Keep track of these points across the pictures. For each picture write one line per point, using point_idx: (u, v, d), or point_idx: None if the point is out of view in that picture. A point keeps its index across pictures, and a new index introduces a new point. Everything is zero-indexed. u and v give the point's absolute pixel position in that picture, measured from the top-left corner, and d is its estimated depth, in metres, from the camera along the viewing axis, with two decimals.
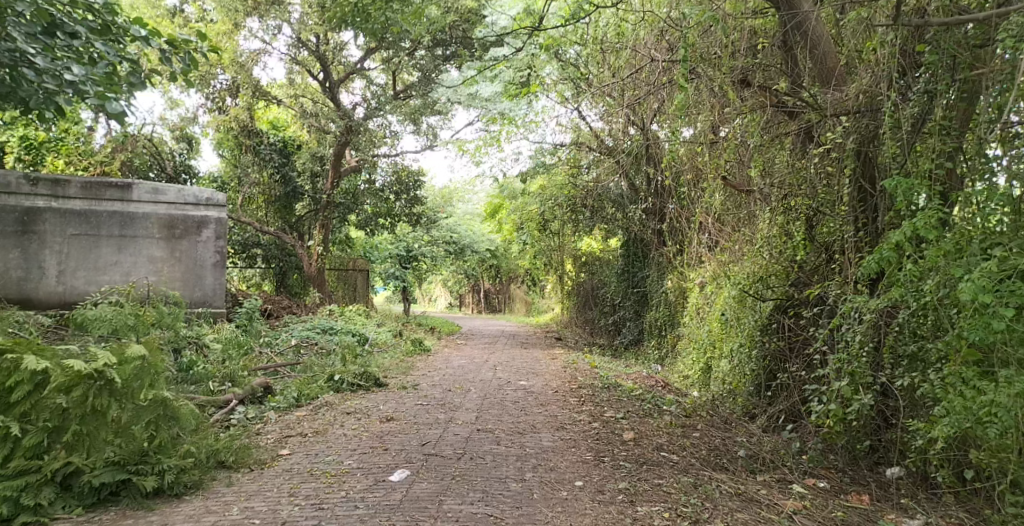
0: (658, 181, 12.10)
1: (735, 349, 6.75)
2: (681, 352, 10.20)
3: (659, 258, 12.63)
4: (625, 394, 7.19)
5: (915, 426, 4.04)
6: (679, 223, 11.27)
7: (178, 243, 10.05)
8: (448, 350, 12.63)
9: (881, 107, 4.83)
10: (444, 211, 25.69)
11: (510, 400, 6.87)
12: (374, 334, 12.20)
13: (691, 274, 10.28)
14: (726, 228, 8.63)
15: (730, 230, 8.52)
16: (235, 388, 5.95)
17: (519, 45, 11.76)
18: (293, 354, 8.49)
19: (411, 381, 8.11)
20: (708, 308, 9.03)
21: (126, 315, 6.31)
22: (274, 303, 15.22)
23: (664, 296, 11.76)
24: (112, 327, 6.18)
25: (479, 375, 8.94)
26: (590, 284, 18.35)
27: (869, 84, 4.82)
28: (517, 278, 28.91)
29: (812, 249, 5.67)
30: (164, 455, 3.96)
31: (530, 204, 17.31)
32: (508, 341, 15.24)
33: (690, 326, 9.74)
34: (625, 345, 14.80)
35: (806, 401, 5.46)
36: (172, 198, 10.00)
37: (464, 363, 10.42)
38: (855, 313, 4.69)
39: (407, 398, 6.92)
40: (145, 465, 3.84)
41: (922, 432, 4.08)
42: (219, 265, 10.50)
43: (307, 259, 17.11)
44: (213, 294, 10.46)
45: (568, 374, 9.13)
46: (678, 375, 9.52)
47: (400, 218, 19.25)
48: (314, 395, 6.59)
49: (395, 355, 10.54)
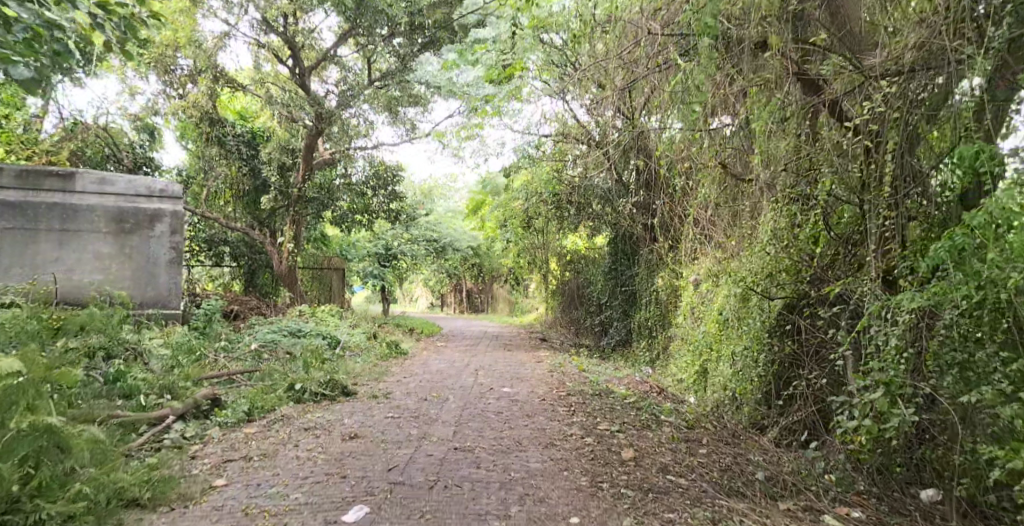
0: (648, 174, 11.52)
1: (735, 351, 6.03)
2: (673, 354, 9.56)
3: (648, 256, 12.03)
4: (618, 402, 6.53)
5: (994, 454, 3.23)
6: (671, 218, 10.65)
7: (128, 239, 9.63)
8: (426, 352, 11.94)
9: (939, 66, 4.02)
10: (425, 209, 24.96)
11: (492, 411, 6.16)
12: (348, 337, 11.46)
13: (685, 271, 9.65)
14: (723, 222, 7.99)
15: (728, 222, 7.86)
16: (174, 401, 5.23)
17: (500, 28, 11.22)
18: (253, 360, 7.75)
19: (384, 389, 7.39)
20: (704, 308, 8.40)
21: (26, 320, 5.58)
22: (241, 303, 14.48)
23: (655, 294, 11.16)
24: (9, 334, 5.38)
25: (458, 381, 8.24)
26: (576, 283, 17.72)
27: (924, 37, 4.00)
28: (500, 278, 28.26)
29: (830, 240, 5.00)
30: (44, 500, 3.25)
31: (513, 200, 16.65)
32: (490, 343, 14.59)
33: (684, 328, 9.09)
34: (612, 347, 14.18)
35: (828, 412, 4.83)
36: (122, 189, 9.61)
37: (443, 367, 9.73)
38: (888, 313, 3.95)
39: (377, 408, 6.20)
40: (15, 514, 3.14)
41: (993, 461, 3.33)
42: (175, 263, 10.04)
43: (278, 256, 16.29)
44: (168, 294, 9.97)
45: (554, 379, 8.47)
46: (672, 380, 8.87)
47: (377, 214, 18.47)
48: (268, 407, 5.85)
49: (368, 360, 9.80)
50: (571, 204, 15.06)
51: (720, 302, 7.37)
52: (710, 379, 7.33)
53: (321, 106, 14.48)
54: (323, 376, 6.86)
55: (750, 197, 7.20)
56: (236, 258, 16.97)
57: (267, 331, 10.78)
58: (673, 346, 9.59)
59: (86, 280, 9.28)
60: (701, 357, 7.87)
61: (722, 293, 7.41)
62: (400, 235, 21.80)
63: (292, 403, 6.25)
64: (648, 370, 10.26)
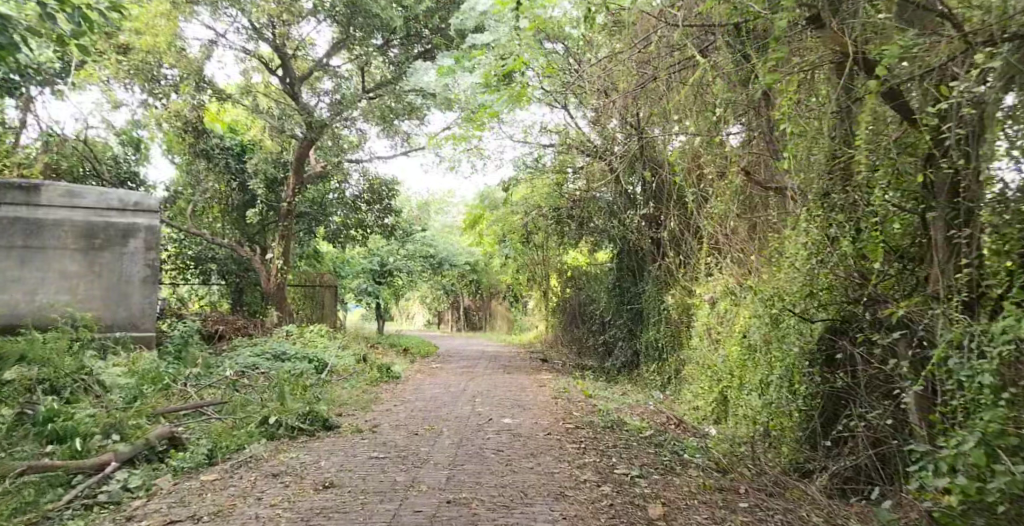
0: (654, 184, 10.90)
1: (769, 381, 5.35)
2: (687, 378, 8.86)
3: (656, 272, 11.37)
4: (632, 437, 5.84)
5: None
6: (684, 232, 9.98)
7: (98, 255, 9.09)
8: (420, 375, 11.25)
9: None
10: (421, 224, 24.34)
11: (491, 448, 5.43)
12: (337, 360, 10.75)
13: (699, 289, 8.95)
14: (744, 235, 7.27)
15: (758, 233, 7.19)
16: (121, 444, 4.55)
17: (497, 32, 10.73)
18: (228, 388, 7.06)
19: (370, 421, 6.69)
20: (724, 329, 7.71)
21: None
22: (223, 323, 13.79)
23: (665, 313, 10.48)
24: None
25: (453, 410, 7.54)
26: (577, 300, 17.04)
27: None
28: (498, 294, 27.57)
29: (883, 257, 4.28)
30: None
31: (512, 215, 16.00)
32: (488, 364, 13.88)
33: (700, 350, 8.37)
34: (618, 368, 13.48)
35: (891, 457, 4.08)
36: (91, 202, 9.11)
37: (437, 393, 9.04)
38: (980, 342, 3.23)
39: (359, 445, 5.48)
40: None
41: None
42: (150, 281, 9.46)
43: (266, 274, 15.53)
44: (141, 315, 9.37)
45: (559, 407, 7.77)
46: (692, 408, 8.13)
47: (371, 229, 17.81)
48: (234, 448, 5.15)
49: (356, 385, 9.11)
50: (571, 218, 14.48)
51: (745, 321, 6.66)
52: (735, 410, 6.58)
53: (312, 116, 13.82)
54: (301, 408, 6.15)
55: (778, 205, 6.48)
56: (224, 276, 16.31)
57: (250, 355, 10.07)
58: (687, 370, 8.88)
59: (52, 301, 8.74)
60: (726, 383, 7.11)
61: (747, 311, 6.68)
62: (395, 251, 21.14)
63: (264, 440, 5.53)
64: (658, 396, 9.56)
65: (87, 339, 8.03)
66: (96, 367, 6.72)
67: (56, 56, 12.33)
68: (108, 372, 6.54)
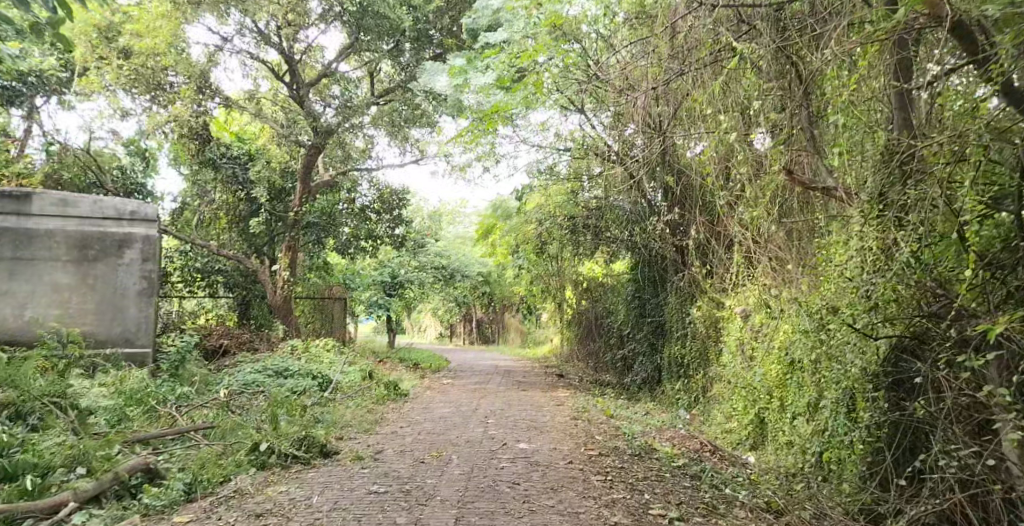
0: (676, 190, 10.34)
1: (825, 407, 4.73)
2: (719, 397, 8.24)
3: (678, 283, 10.77)
4: (664, 467, 5.24)
5: None
6: (711, 240, 9.39)
7: (92, 267, 8.60)
8: (430, 392, 10.69)
9: None
10: (433, 235, 23.88)
11: (507, 480, 4.84)
12: (343, 377, 10.23)
13: (731, 301, 8.34)
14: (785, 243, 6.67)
15: (806, 240, 6.57)
16: (86, 480, 4.03)
17: (510, 32, 10.26)
18: (221, 410, 6.53)
19: (374, 446, 6.14)
20: (760, 344, 7.10)
21: None
22: (228, 337, 13.34)
23: (691, 327, 9.86)
24: None
25: (465, 432, 6.98)
26: (594, 313, 16.45)
27: None
28: (512, 306, 27.01)
29: (970, 265, 3.66)
30: None
31: (526, 225, 15.51)
32: (502, 380, 13.30)
33: (733, 368, 7.74)
34: (639, 384, 12.86)
35: (987, 502, 3.44)
36: (85, 211, 8.64)
37: (448, 412, 8.48)
38: None
39: (359, 476, 4.90)
40: None
41: None
42: (146, 294, 8.91)
43: (272, 287, 14.99)
44: (137, 330, 8.80)
45: (580, 429, 7.20)
46: (728, 433, 7.47)
47: (381, 240, 17.36)
48: (217, 481, 4.61)
49: (362, 404, 8.58)
50: (586, 227, 13.97)
51: (791, 338, 6.05)
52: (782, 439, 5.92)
53: (317, 121, 13.32)
54: (296, 432, 5.61)
55: (825, 208, 5.88)
56: (231, 289, 15.90)
57: (250, 371, 9.58)
58: (719, 389, 8.25)
59: (44, 315, 8.28)
60: (770, 406, 6.46)
61: (791, 326, 6.07)
62: (406, 263, 20.68)
63: (252, 471, 4.99)
64: (686, 416, 8.92)
65: (77, 356, 7.57)
66: (78, 388, 6.23)
67: (59, 64, 12.02)
68: (91, 394, 6.06)
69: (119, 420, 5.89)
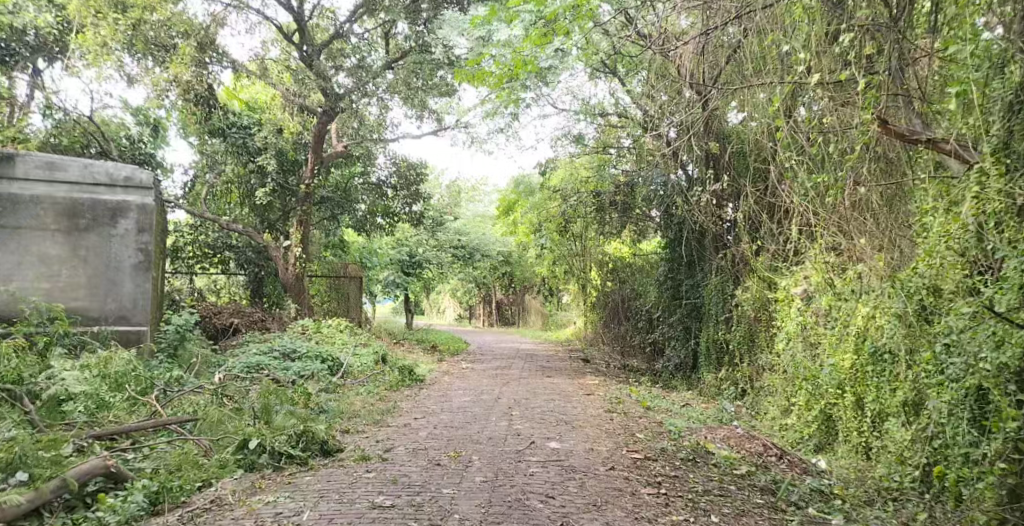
0: (714, 156, 9.58)
1: (937, 410, 3.89)
2: (773, 390, 7.39)
3: (719, 262, 9.92)
4: (726, 478, 4.41)
5: None
6: (761, 214, 8.53)
7: (83, 238, 7.86)
8: (449, 377, 9.95)
9: None
10: (452, 212, 23.11)
11: (540, 491, 4.03)
12: (355, 359, 9.52)
13: (787, 282, 7.47)
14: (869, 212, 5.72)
15: (896, 210, 5.64)
16: (27, 487, 3.32)
17: None
18: (215, 397, 5.81)
19: (385, 442, 5.40)
20: (828, 332, 6.28)
21: None
22: (240, 315, 12.72)
23: (738, 310, 8.97)
24: None
25: (488, 426, 6.23)
26: (621, 294, 15.60)
27: None
28: (532, 288, 26.21)
29: None
30: None
31: (550, 202, 14.39)
32: (524, 364, 12.52)
33: (793, 357, 6.89)
34: (670, 371, 12.05)
35: None
36: (75, 176, 7.91)
37: (467, 400, 7.75)
38: None
39: (363, 484, 4.12)
40: None
41: None
42: (143, 268, 8.16)
43: (283, 263, 14.20)
44: (133, 307, 8.05)
45: (616, 423, 6.42)
46: (787, 431, 6.65)
47: (399, 217, 16.67)
48: (192, 488, 3.87)
49: (374, 390, 7.87)
50: (614, 205, 13.10)
51: (882, 325, 5.16)
52: (880, 441, 5.13)
53: (327, 83, 12.51)
54: (293, 427, 4.84)
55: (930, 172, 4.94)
56: (242, 266, 15.28)
57: (255, 352, 8.88)
58: (773, 380, 7.39)
59: (31, 289, 7.58)
60: (845, 401, 5.64)
61: (882, 310, 5.19)
62: (425, 242, 19.97)
63: (238, 474, 4.23)
64: (732, 409, 8.07)
65: (61, 334, 6.86)
66: (54, 371, 5.52)
67: (57, 22, 11.32)
68: (67, 377, 5.37)
69: (97, 409, 5.16)
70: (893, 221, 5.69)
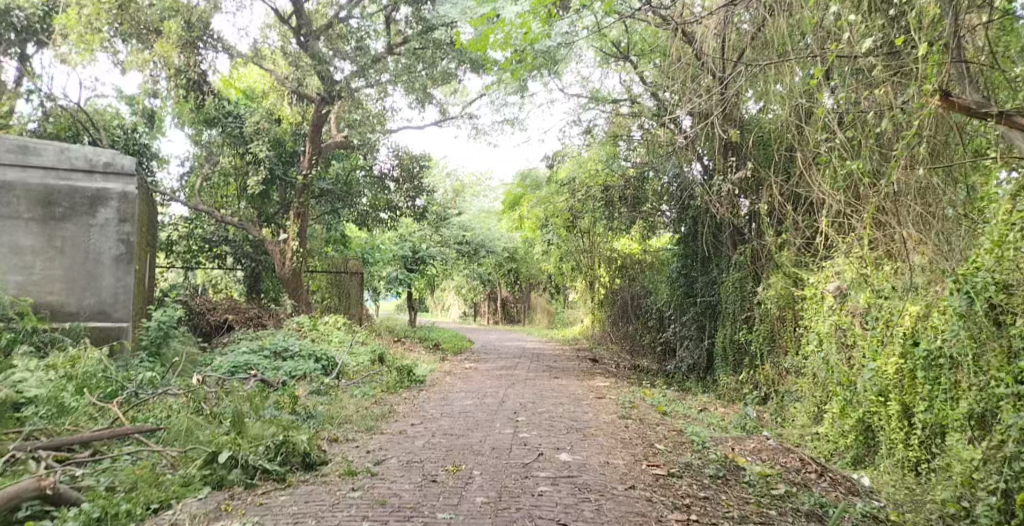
0: (733, 144, 9.05)
1: (1018, 429, 3.37)
2: (801, 394, 6.84)
3: (738, 258, 9.37)
4: (764, 503, 3.85)
5: None
6: (785, 205, 7.99)
7: (59, 227, 7.34)
8: (451, 378, 9.41)
9: None
10: (456, 207, 22.58)
11: (551, 516, 3.46)
12: (351, 358, 9.01)
13: (817, 279, 6.90)
14: (917, 199, 5.16)
15: (951, 195, 5.06)
16: None
17: None
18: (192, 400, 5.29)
19: (377, 453, 4.86)
20: (867, 332, 5.74)
21: None
22: (235, 311, 12.21)
23: (760, 309, 8.39)
24: None
25: (492, 434, 5.69)
26: (630, 292, 15.05)
27: None
28: (538, 285, 25.66)
29: None
30: None
31: (557, 196, 13.78)
32: (530, 364, 11.97)
33: (825, 360, 6.32)
34: (683, 373, 11.49)
35: None
36: (50, 162, 7.36)
37: (469, 404, 7.22)
38: None
39: (348, 505, 3.59)
40: None
41: None
42: (124, 261, 7.63)
43: (280, 257, 13.64)
44: (114, 301, 7.52)
45: (632, 431, 5.88)
46: (820, 440, 6.08)
47: (402, 212, 16.13)
48: (144, 512, 3.32)
49: (370, 393, 7.35)
50: (624, 199, 12.58)
51: (938, 327, 4.59)
52: (937, 457, 4.56)
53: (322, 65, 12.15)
54: (272, 437, 4.31)
55: (997, 156, 4.39)
56: (239, 261, 14.76)
57: (245, 350, 8.38)
58: (801, 384, 6.82)
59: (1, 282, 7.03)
60: (889, 410, 5.07)
61: (941, 309, 4.61)
62: (429, 237, 19.48)
63: (204, 494, 3.70)
64: (754, 416, 7.49)
65: (28, 331, 6.33)
66: (12, 372, 4.98)
67: (43, 3, 10.80)
68: (26, 379, 4.83)
69: (57, 414, 4.61)
70: (946, 210, 5.10)
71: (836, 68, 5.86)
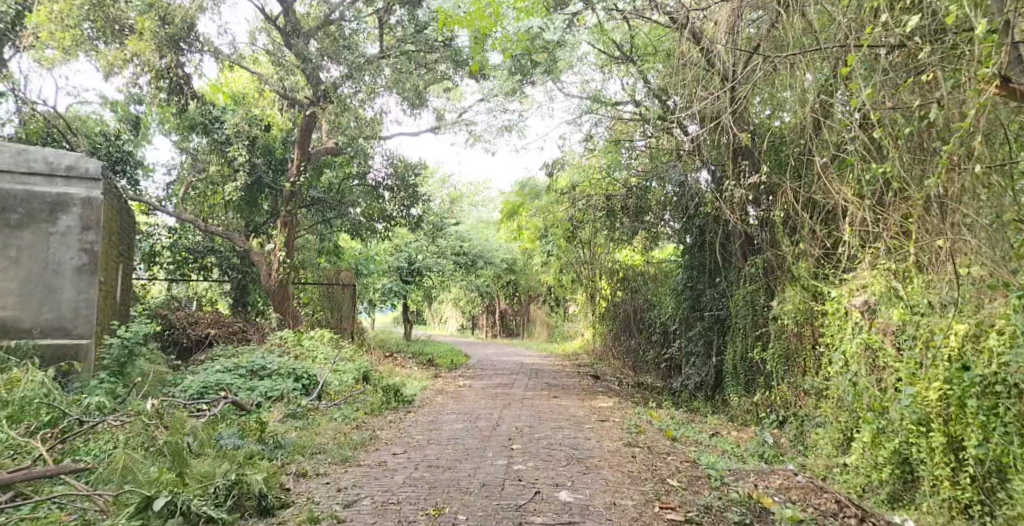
0: (743, 147, 8.49)
1: None
2: (825, 419, 6.22)
3: (749, 269, 8.78)
4: None
5: None
6: (801, 212, 7.41)
7: (15, 235, 6.74)
8: (442, 398, 8.80)
9: None
10: (453, 218, 22.10)
11: None
12: (334, 377, 8.41)
13: (839, 293, 6.29)
14: (961, 205, 4.57)
15: (1000, 199, 4.47)
16: None
17: None
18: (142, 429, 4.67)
19: (350, 494, 4.23)
20: (901, 353, 5.12)
21: None
22: (217, 326, 11.60)
23: (775, 324, 7.79)
24: None
25: (482, 466, 5.06)
26: (632, 305, 14.45)
27: None
28: (538, 297, 25.05)
29: None
30: None
31: (557, 205, 13.20)
32: (529, 381, 11.36)
33: (853, 383, 5.71)
34: (690, 392, 10.86)
35: None
36: (6, 164, 6.77)
37: (460, 428, 6.61)
38: None
39: None
40: None
41: None
42: (87, 271, 7.03)
43: (266, 269, 13.04)
44: (74, 315, 6.91)
45: (639, 463, 5.26)
46: (850, 473, 5.47)
47: (396, 221, 15.56)
48: None
49: (351, 417, 6.74)
50: (625, 209, 12.02)
51: (995, 350, 4.00)
52: (997, 500, 3.96)
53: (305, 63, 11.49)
54: (224, 476, 3.87)
55: None
56: (225, 272, 14.16)
57: (218, 370, 7.78)
58: (824, 408, 6.21)
59: None
60: (932, 442, 4.48)
61: (999, 330, 4.03)
62: (425, 248, 19.12)
63: None
64: (772, 443, 6.87)
65: None
66: None
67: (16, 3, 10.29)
68: None
69: None
70: (992, 216, 4.53)
71: (863, 61, 5.30)
